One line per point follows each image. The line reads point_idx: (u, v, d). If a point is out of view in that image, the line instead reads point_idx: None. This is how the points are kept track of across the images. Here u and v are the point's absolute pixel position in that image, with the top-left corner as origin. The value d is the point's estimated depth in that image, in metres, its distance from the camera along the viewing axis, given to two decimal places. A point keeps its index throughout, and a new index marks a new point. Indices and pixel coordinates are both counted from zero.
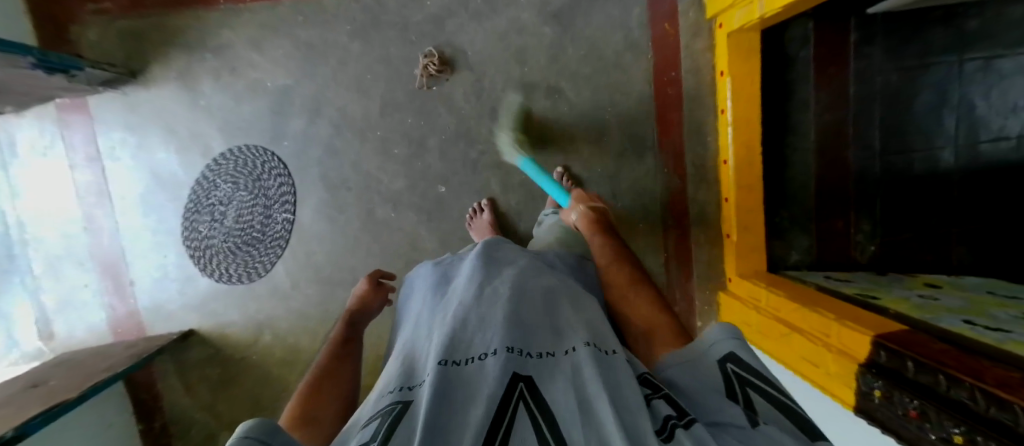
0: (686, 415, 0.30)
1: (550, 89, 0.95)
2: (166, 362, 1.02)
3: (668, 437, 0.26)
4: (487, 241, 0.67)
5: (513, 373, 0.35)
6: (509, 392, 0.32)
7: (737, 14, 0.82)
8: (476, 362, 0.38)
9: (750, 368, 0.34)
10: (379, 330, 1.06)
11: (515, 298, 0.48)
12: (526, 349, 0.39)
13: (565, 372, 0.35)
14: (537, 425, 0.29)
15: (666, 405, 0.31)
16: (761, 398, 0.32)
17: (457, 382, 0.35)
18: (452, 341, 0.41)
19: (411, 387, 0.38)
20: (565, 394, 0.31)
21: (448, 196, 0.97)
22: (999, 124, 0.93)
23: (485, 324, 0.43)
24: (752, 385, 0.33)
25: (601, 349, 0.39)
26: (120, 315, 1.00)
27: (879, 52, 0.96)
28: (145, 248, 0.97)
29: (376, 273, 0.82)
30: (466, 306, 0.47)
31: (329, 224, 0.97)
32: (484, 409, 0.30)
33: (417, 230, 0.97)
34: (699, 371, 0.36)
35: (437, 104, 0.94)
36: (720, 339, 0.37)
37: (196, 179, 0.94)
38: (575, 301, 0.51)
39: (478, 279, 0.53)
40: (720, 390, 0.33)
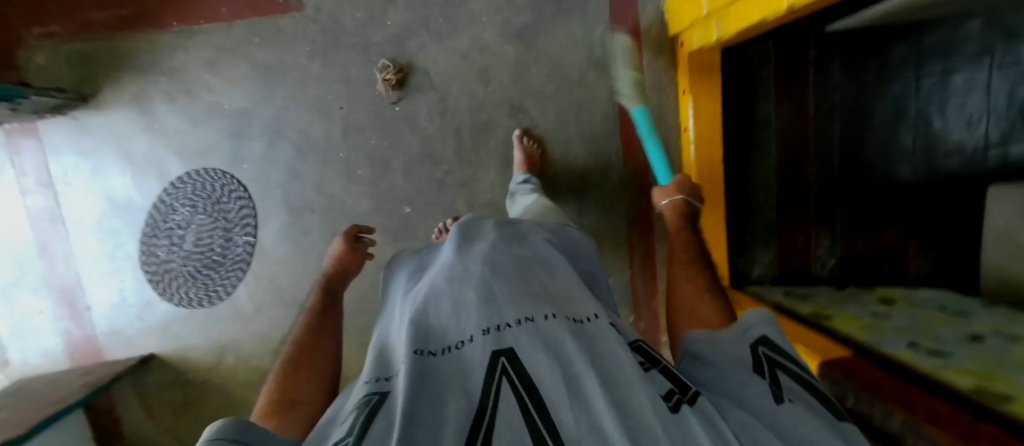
0: (690, 390, 0.35)
1: (515, 108, 0.95)
2: (125, 386, 1.00)
3: (676, 407, 0.31)
4: (466, 218, 0.64)
5: (493, 351, 0.36)
6: (489, 374, 0.34)
7: (694, 35, 0.85)
8: (454, 352, 0.39)
9: (778, 352, 0.39)
10: (348, 350, 1.05)
11: (487, 275, 0.46)
12: (501, 323, 0.39)
13: (544, 343, 0.37)
14: (524, 405, 0.31)
15: (666, 379, 0.37)
16: (786, 376, 0.37)
17: (433, 375, 0.36)
18: (427, 330, 0.42)
19: (385, 378, 0.40)
20: (549, 368, 0.33)
21: (413, 216, 0.97)
22: (957, 138, 0.99)
23: (460, 307, 0.43)
24: (780, 366, 0.38)
25: (578, 319, 0.41)
26: (78, 341, 0.97)
27: (838, 70, 0.98)
28: (101, 274, 0.95)
29: (352, 228, 0.79)
30: (434, 288, 0.47)
31: (293, 246, 0.96)
32: (465, 403, 0.32)
33: (383, 250, 0.98)
34: (724, 349, 0.42)
35: (400, 125, 0.93)
36: (755, 325, 0.42)
37: (152, 204, 0.92)
38: (547, 271, 0.51)
39: (448, 260, 0.52)
40: (748, 367, 0.39)
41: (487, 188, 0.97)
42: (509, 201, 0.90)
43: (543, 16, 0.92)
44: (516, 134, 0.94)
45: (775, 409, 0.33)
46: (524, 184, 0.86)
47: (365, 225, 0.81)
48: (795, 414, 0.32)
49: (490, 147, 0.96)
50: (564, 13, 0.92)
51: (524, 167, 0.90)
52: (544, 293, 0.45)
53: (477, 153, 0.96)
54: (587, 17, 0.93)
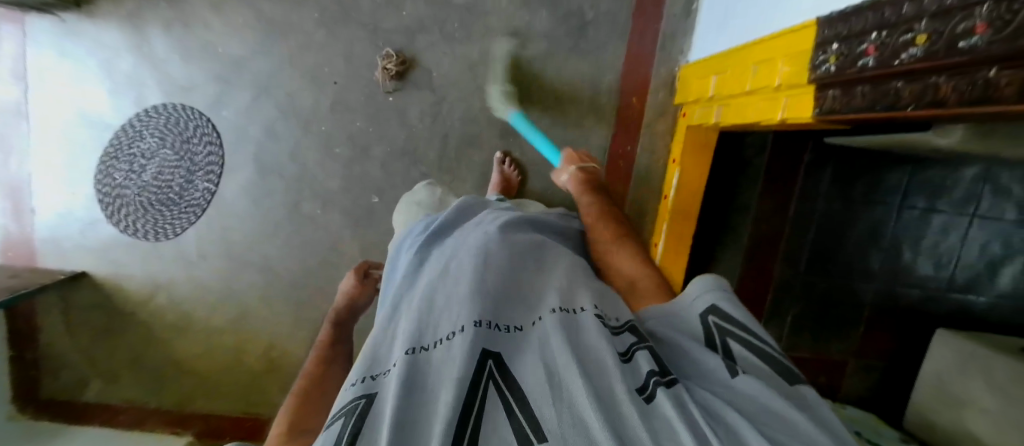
0: (667, 371, 0.31)
1: (507, 131, 0.95)
2: (50, 296, 1.01)
3: (650, 396, 0.29)
4: (460, 202, 0.58)
5: (482, 349, 0.31)
6: (476, 376, 0.29)
7: (695, 111, 0.85)
8: (443, 345, 0.32)
9: (729, 320, 0.38)
10: (279, 321, 1.03)
11: (481, 268, 0.40)
12: (494, 322, 0.35)
13: (531, 346, 0.33)
14: (507, 402, 0.28)
15: (648, 355, 0.32)
16: (740, 346, 0.35)
17: (422, 375, 0.30)
18: (422, 320, 0.35)
19: (374, 377, 0.32)
20: (533, 367, 0.30)
21: (380, 207, 0.97)
22: (922, 274, 0.99)
23: (453, 300, 0.37)
24: (732, 335, 0.36)
25: (567, 310, 0.36)
26: (14, 239, 0.98)
27: (827, 179, 0.95)
28: (53, 182, 0.95)
29: (363, 265, 0.73)
30: (428, 284, 0.40)
31: (253, 205, 0.96)
32: (452, 394, 0.27)
33: (341, 232, 0.98)
34: (676, 323, 0.40)
35: (390, 116, 0.93)
36: (702, 293, 0.40)
37: (121, 126, 0.92)
38: (541, 263, 0.45)
39: (445, 255, 0.45)
40: (699, 340, 0.37)
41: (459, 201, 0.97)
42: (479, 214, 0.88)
43: (557, 50, 0.93)
44: (498, 156, 0.94)
45: (729, 382, 0.32)
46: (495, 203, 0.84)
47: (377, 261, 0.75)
48: (756, 387, 0.30)
49: (473, 162, 0.95)
50: (578, 52, 0.93)
51: (497, 190, 0.89)
52: (533, 291, 0.40)
53: (458, 164, 0.95)
54: (600, 62, 0.94)
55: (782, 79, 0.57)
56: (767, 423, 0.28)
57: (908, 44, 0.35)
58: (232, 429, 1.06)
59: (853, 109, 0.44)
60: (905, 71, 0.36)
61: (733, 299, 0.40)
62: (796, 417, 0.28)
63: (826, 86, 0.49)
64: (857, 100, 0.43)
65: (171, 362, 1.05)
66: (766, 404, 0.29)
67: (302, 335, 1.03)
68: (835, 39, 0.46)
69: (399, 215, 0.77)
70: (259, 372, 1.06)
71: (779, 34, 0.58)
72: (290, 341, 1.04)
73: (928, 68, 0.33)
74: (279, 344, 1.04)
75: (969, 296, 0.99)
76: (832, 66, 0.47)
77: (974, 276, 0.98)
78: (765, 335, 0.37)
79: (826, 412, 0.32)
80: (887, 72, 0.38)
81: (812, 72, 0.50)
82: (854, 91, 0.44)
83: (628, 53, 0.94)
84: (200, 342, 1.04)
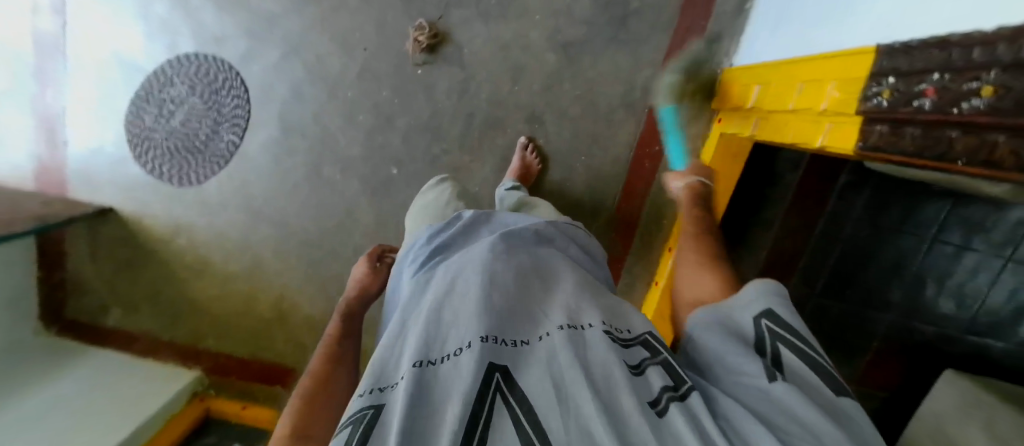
0: (684, 383, 0.32)
1: (532, 116, 0.92)
2: (80, 227, 1.08)
3: (662, 411, 0.29)
4: (470, 214, 0.56)
5: (488, 363, 0.31)
6: (483, 390, 0.29)
7: (733, 120, 0.81)
8: (450, 361, 0.32)
9: (786, 326, 0.36)
10: (290, 276, 1.06)
11: (486, 285, 0.38)
12: (500, 337, 0.34)
13: (537, 360, 0.32)
14: (515, 414, 0.27)
15: (659, 372, 0.33)
16: (791, 355, 0.34)
17: (429, 390, 0.30)
18: (426, 333, 0.34)
19: (382, 389, 0.31)
20: (539, 380, 0.30)
21: (398, 179, 0.97)
22: (945, 313, 0.95)
23: (460, 318, 0.36)
24: (786, 341, 0.35)
25: (573, 326, 0.35)
26: (48, 167, 1.03)
27: (861, 203, 0.91)
28: (83, 118, 0.99)
29: (378, 249, 0.75)
30: (434, 301, 0.38)
31: (274, 161, 0.98)
32: (460, 404, 0.27)
33: (357, 199, 0.99)
34: (729, 324, 0.39)
35: (417, 89, 0.92)
36: (756, 298, 0.39)
37: (154, 70, 0.95)
38: (546, 285, 0.43)
39: (450, 269, 0.43)
40: (746, 345, 0.36)
41: (477, 182, 0.95)
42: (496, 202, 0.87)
43: (594, 38, 0.89)
44: (521, 140, 0.92)
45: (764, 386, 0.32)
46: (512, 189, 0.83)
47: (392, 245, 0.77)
48: (784, 391, 0.30)
49: (495, 144, 0.94)
50: (614, 42, 0.89)
51: (515, 177, 0.88)
52: (540, 311, 0.39)
53: (480, 145, 0.94)
54: (638, 54, 0.90)
55: (828, 103, 0.53)
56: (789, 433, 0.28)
57: (971, 96, 0.32)
58: (238, 370, 1.12)
59: (901, 150, 0.41)
60: (961, 122, 0.34)
61: (792, 306, 0.38)
62: (827, 432, 0.27)
63: (875, 120, 0.45)
64: (907, 142, 0.40)
65: (183, 303, 1.11)
66: (794, 411, 0.29)
67: (311, 292, 1.06)
68: (892, 73, 0.42)
69: (411, 217, 0.75)
70: (267, 323, 1.10)
71: (837, 54, 0.53)
72: (299, 296, 1.07)
73: (988, 121, 0.30)
74: (288, 299, 1.08)
75: (986, 342, 0.95)
76: (885, 101, 0.43)
77: (1000, 323, 0.93)
78: (821, 347, 0.35)
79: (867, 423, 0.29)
80: (943, 118, 0.35)
81: (862, 103, 0.47)
82: (904, 132, 0.41)
83: (669, 49, 0.89)
84: (214, 286, 1.09)
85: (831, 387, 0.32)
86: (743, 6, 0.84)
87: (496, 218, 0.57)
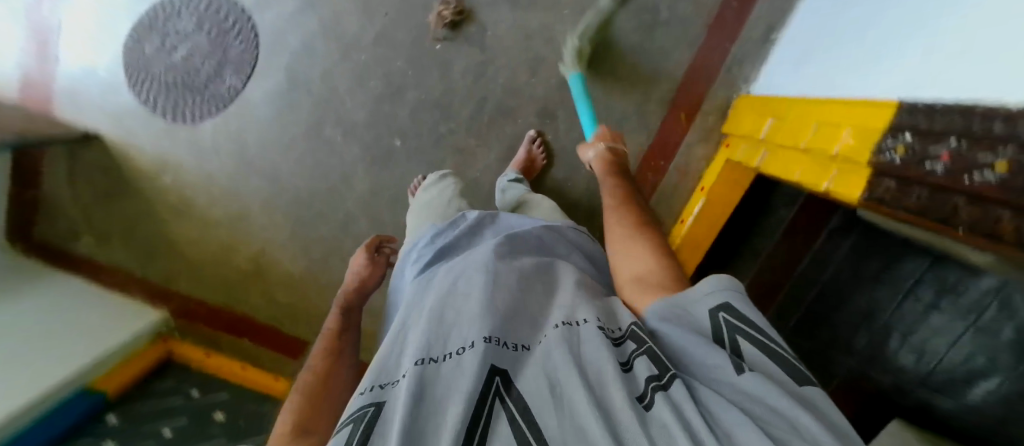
0: (667, 371, 0.28)
1: (545, 112, 0.90)
2: (60, 148, 1.06)
3: (648, 405, 0.26)
4: (474, 215, 0.56)
5: (489, 365, 0.30)
6: (482, 391, 0.28)
7: (740, 147, 0.81)
8: (452, 359, 0.31)
9: (743, 315, 0.30)
10: (273, 231, 1.04)
11: (489, 288, 0.38)
12: (502, 338, 0.33)
13: (534, 361, 0.31)
14: (510, 413, 0.27)
15: (645, 362, 0.29)
16: (751, 347, 0.29)
17: (431, 388, 0.29)
18: (430, 332, 0.34)
19: (382, 387, 0.31)
20: (534, 378, 0.29)
21: (399, 152, 0.95)
22: None
23: (462, 318, 0.35)
24: (743, 332, 0.29)
25: (569, 322, 0.34)
26: (33, 79, 1.03)
27: (846, 246, 0.87)
28: (77, 35, 1.01)
29: (375, 239, 0.69)
30: (436, 303, 0.37)
31: (276, 113, 0.97)
32: (461, 405, 0.27)
33: (355, 164, 0.97)
34: (679, 315, 0.32)
35: (433, 64, 0.91)
36: (704, 289, 0.32)
37: (160, 2, 0.97)
38: (548, 289, 0.42)
39: (451, 271, 0.43)
40: (706, 339, 0.29)
41: (479, 169, 0.94)
42: (496, 195, 0.85)
43: (614, 44, 0.91)
44: (531, 133, 0.90)
45: (733, 380, 0.27)
46: (514, 183, 0.82)
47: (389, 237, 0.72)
48: (761, 385, 0.25)
49: (503, 133, 0.92)
50: (633, 50, 0.90)
51: (518, 169, 0.87)
52: (542, 315, 0.38)
53: (488, 131, 0.92)
54: (659, 67, 0.90)
55: (840, 149, 0.54)
56: (775, 432, 0.23)
57: (982, 166, 0.33)
58: (207, 318, 1.11)
59: (904, 208, 0.43)
60: (968, 192, 0.34)
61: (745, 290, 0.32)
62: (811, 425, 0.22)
63: (883, 174, 0.46)
64: (910, 201, 0.42)
65: (153, 242, 1.08)
66: (771, 406, 0.24)
67: (293, 250, 1.04)
68: (909, 129, 0.43)
69: (411, 215, 0.74)
70: (243, 274, 1.08)
71: (859, 101, 0.53)
72: (280, 252, 1.05)
73: (997, 197, 0.31)
74: (268, 254, 1.06)
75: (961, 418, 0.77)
76: (897, 158, 0.44)
77: None
78: (777, 335, 0.30)
79: (836, 412, 0.25)
80: (950, 185, 0.36)
81: (874, 155, 0.48)
82: (910, 191, 0.42)
83: (690, 66, 0.89)
84: (194, 230, 1.07)
85: (793, 379, 0.27)
86: (771, 34, 0.84)
87: (500, 219, 0.57)
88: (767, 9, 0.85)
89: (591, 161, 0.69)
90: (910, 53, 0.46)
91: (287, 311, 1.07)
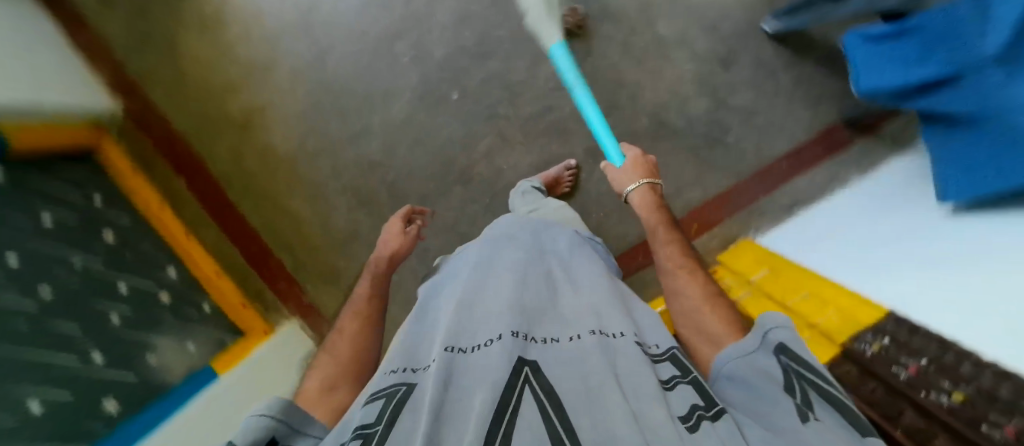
0: (715, 404, 0.34)
1: (591, 152, 0.94)
2: None
3: (692, 427, 0.31)
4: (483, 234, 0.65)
5: (518, 356, 0.37)
6: (513, 376, 0.34)
7: (726, 278, 0.86)
8: (481, 349, 0.38)
9: (804, 362, 0.34)
10: (287, 98, 0.99)
11: (515, 293, 0.47)
12: (531, 335, 0.41)
13: (573, 364, 0.36)
14: (545, 408, 0.31)
15: (690, 390, 0.35)
16: (817, 395, 0.32)
17: (460, 373, 0.36)
18: (453, 329, 0.42)
19: (414, 369, 0.41)
20: (572, 382, 0.34)
21: (450, 104, 0.95)
22: None
23: (489, 314, 0.44)
24: (807, 379, 0.33)
25: (604, 333, 0.41)
26: None
27: None
28: None
29: (408, 210, 0.76)
30: (461, 303, 0.47)
31: (366, 4, 0.96)
32: (488, 394, 0.31)
33: (404, 90, 0.95)
34: (747, 362, 0.36)
35: (527, 54, 0.93)
36: (767, 335, 0.37)
37: None
38: (573, 290, 0.51)
39: (479, 276, 0.52)
40: (775, 386, 0.33)
41: (508, 163, 0.95)
42: (512, 194, 0.86)
43: (682, 134, 0.94)
44: (569, 162, 0.92)
45: (796, 425, 0.30)
46: (533, 191, 0.84)
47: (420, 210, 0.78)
48: (818, 433, 0.28)
49: (547, 147, 0.94)
50: (692, 148, 0.94)
51: (543, 182, 0.89)
52: (567, 313, 0.46)
53: (535, 137, 0.94)
54: (703, 177, 0.95)
55: (824, 320, 0.59)
56: None
57: (943, 391, 0.40)
58: (154, 135, 1.03)
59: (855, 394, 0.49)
60: (918, 402, 0.42)
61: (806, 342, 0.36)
62: None
63: (850, 360, 0.52)
64: (862, 390, 0.48)
65: (164, 35, 1.01)
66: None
67: (294, 127, 0.99)
68: (889, 335, 0.50)
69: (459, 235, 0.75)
70: (229, 118, 1.01)
71: (850, 291, 0.61)
72: (280, 120, 0.99)
73: (948, 417, 0.38)
74: (267, 115, 1.00)
75: None
76: (870, 350, 0.50)
77: None
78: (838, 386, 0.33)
79: None
80: (905, 391, 0.44)
81: (848, 344, 0.54)
82: (869, 384, 0.48)
83: (723, 191, 0.96)
84: (212, 51, 1.01)
85: (854, 428, 0.29)
86: (797, 207, 0.93)
87: (512, 221, 0.65)
88: (806, 186, 0.94)
89: (630, 198, 0.64)
90: (905, 279, 0.55)
91: (243, 176, 1.02)
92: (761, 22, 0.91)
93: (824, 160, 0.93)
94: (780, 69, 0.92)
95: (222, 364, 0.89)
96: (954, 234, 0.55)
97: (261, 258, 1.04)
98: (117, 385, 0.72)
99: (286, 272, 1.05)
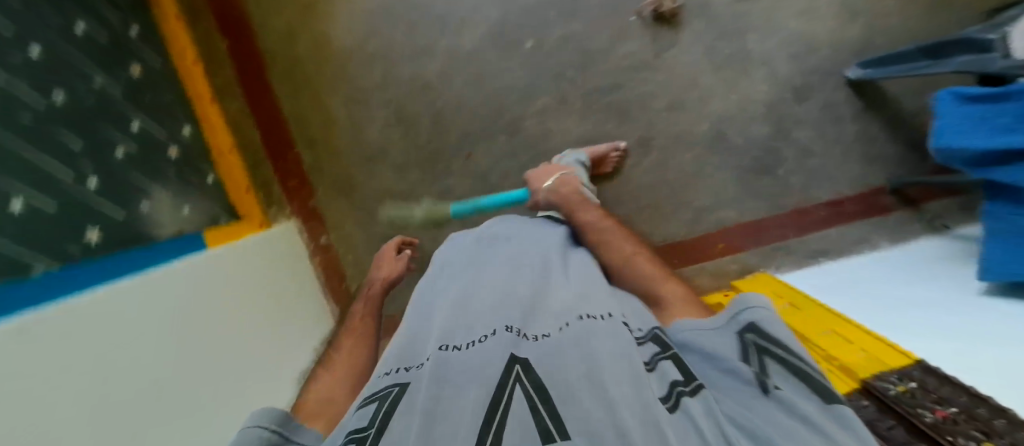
0: (693, 380, 0.32)
1: (642, 141, 0.93)
2: None
3: (673, 407, 0.28)
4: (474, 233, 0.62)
5: (510, 354, 0.33)
6: (504, 375, 0.31)
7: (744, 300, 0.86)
8: (476, 345, 0.36)
9: (771, 339, 0.35)
10: None
11: (506, 292, 0.44)
12: (523, 331, 0.38)
13: (572, 350, 0.32)
14: (533, 403, 0.27)
15: (673, 367, 0.33)
16: (779, 367, 0.32)
17: (452, 371, 0.33)
18: (446, 330, 0.40)
19: (409, 368, 0.37)
20: (567, 371, 0.30)
21: (521, 51, 0.92)
22: None
23: (478, 314, 0.41)
24: (771, 354, 0.34)
25: (592, 317, 0.36)
26: None
27: None
28: None
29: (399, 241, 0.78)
30: (453, 302, 0.45)
31: None
32: (476, 401, 0.28)
33: (480, 23, 0.92)
34: (712, 338, 0.37)
35: (612, 27, 0.91)
36: (737, 313, 0.38)
37: None
38: (577, 279, 0.47)
39: (470, 277, 0.50)
40: (736, 355, 0.34)
41: (559, 128, 0.93)
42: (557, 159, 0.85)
43: (735, 151, 0.93)
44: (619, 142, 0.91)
45: (757, 397, 0.30)
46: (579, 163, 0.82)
47: (410, 239, 0.79)
48: (777, 407, 0.29)
49: (603, 123, 0.92)
50: (741, 169, 0.93)
51: (590, 155, 0.87)
52: (556, 301, 0.42)
53: (595, 110, 0.92)
54: (743, 199, 0.94)
55: (852, 358, 0.59)
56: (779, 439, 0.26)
57: (973, 439, 0.39)
58: None
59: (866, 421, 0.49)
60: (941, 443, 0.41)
61: (778, 322, 0.37)
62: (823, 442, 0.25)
63: (871, 396, 0.51)
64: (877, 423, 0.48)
65: None
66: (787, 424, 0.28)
67: (355, 26, 0.95)
68: (915, 381, 0.50)
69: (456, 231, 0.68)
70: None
71: (872, 332, 0.62)
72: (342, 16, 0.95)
73: None
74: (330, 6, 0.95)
75: None
76: (895, 390, 0.49)
77: None
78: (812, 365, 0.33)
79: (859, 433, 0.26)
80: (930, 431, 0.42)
81: (870, 379, 0.53)
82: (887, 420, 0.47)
83: (756, 219, 0.95)
84: None
85: (817, 394, 0.29)
86: (822, 256, 0.93)
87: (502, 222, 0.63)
88: (836, 239, 0.93)
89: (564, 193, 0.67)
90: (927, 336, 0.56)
91: (289, 59, 0.97)
92: (844, 67, 0.91)
93: (861, 219, 0.93)
94: (847, 117, 0.92)
95: (218, 237, 0.84)
96: (995, 309, 0.57)
97: (279, 147, 1.00)
98: (105, 220, 0.67)
99: (303, 168, 1.00)
